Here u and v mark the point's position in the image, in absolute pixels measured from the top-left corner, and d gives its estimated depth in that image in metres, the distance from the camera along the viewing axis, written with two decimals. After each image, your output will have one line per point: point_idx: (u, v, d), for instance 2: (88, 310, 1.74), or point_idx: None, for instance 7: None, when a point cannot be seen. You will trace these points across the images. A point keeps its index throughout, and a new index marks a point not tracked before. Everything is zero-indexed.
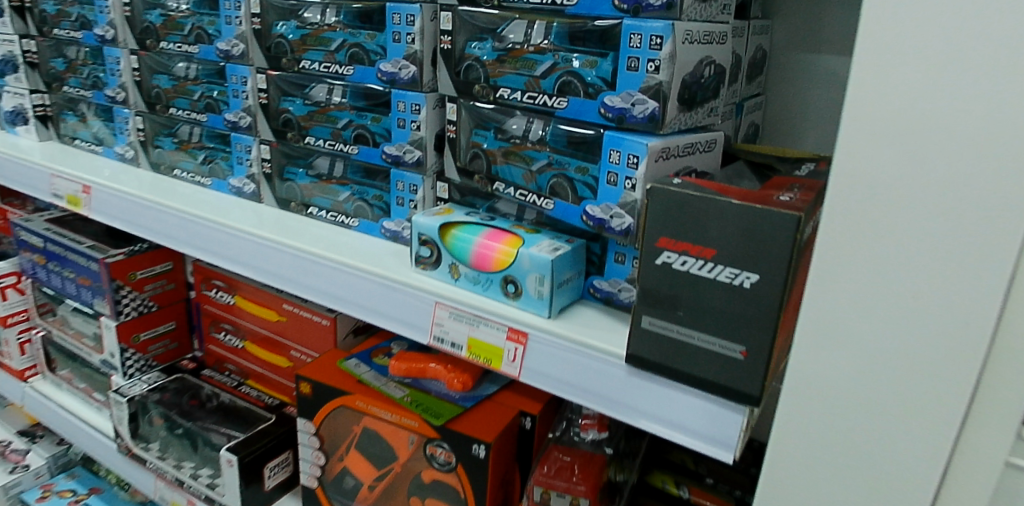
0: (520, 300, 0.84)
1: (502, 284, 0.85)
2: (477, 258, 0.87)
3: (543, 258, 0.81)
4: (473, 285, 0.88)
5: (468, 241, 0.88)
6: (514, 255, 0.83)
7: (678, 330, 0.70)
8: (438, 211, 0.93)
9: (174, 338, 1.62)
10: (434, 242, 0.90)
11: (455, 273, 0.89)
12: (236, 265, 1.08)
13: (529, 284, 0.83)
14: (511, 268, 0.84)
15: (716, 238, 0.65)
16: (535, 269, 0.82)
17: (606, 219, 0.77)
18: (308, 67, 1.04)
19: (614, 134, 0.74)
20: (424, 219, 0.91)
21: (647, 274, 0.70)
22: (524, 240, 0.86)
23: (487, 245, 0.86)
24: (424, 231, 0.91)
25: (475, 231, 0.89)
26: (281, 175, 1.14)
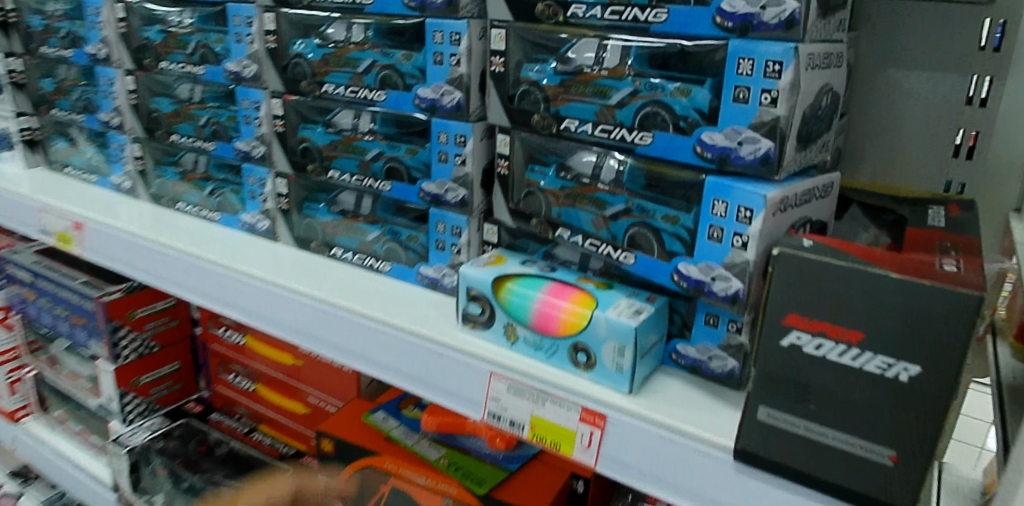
0: (592, 372, 0.71)
1: (571, 352, 0.72)
2: (539, 319, 0.73)
3: (624, 324, 0.68)
4: (535, 351, 0.75)
5: (528, 297, 0.74)
6: (587, 319, 0.70)
7: (807, 425, 0.57)
8: (488, 261, 0.80)
9: (179, 378, 1.49)
10: (486, 299, 0.77)
11: (512, 335, 0.76)
12: (242, 314, 0.95)
13: (607, 355, 0.70)
14: (583, 335, 0.70)
15: (865, 320, 0.52)
16: (614, 338, 0.69)
17: (705, 280, 0.63)
18: (331, 91, 0.90)
19: (717, 180, 0.61)
20: (474, 271, 0.78)
21: (767, 357, 0.57)
22: (597, 298, 0.72)
23: (552, 303, 0.73)
24: (474, 285, 0.78)
25: (535, 286, 0.76)
26: (299, 210, 1.01)
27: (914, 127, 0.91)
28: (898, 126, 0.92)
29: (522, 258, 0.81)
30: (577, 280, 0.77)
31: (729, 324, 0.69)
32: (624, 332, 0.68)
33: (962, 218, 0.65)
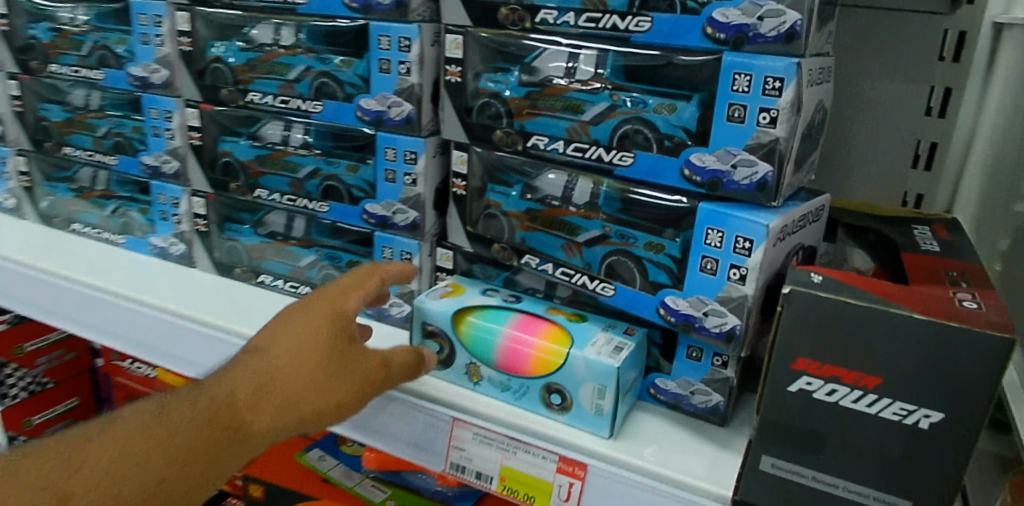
0: (567, 415, 0.65)
1: (543, 394, 0.65)
2: (506, 357, 0.66)
3: (605, 365, 0.61)
4: (501, 392, 0.67)
5: (492, 333, 0.66)
6: (563, 358, 0.63)
7: (816, 475, 0.52)
8: (445, 291, 0.71)
9: (78, 416, 1.33)
10: (445, 335, 0.68)
11: (475, 374, 0.68)
12: (146, 352, 0.82)
13: (585, 397, 0.63)
14: (559, 375, 0.63)
15: (885, 363, 0.48)
16: (594, 379, 0.62)
17: (696, 315, 0.57)
18: (257, 100, 0.80)
19: (711, 207, 0.55)
20: (429, 305, 0.69)
21: (772, 403, 0.52)
22: (570, 333, 0.65)
23: (520, 340, 0.65)
24: (430, 319, 0.69)
25: (500, 318, 0.68)
26: (220, 231, 0.90)
27: (876, 138, 0.88)
28: (860, 136, 0.88)
29: (483, 287, 0.72)
30: (546, 310, 0.69)
31: (714, 358, 0.64)
32: (606, 373, 0.61)
33: (952, 241, 0.62)
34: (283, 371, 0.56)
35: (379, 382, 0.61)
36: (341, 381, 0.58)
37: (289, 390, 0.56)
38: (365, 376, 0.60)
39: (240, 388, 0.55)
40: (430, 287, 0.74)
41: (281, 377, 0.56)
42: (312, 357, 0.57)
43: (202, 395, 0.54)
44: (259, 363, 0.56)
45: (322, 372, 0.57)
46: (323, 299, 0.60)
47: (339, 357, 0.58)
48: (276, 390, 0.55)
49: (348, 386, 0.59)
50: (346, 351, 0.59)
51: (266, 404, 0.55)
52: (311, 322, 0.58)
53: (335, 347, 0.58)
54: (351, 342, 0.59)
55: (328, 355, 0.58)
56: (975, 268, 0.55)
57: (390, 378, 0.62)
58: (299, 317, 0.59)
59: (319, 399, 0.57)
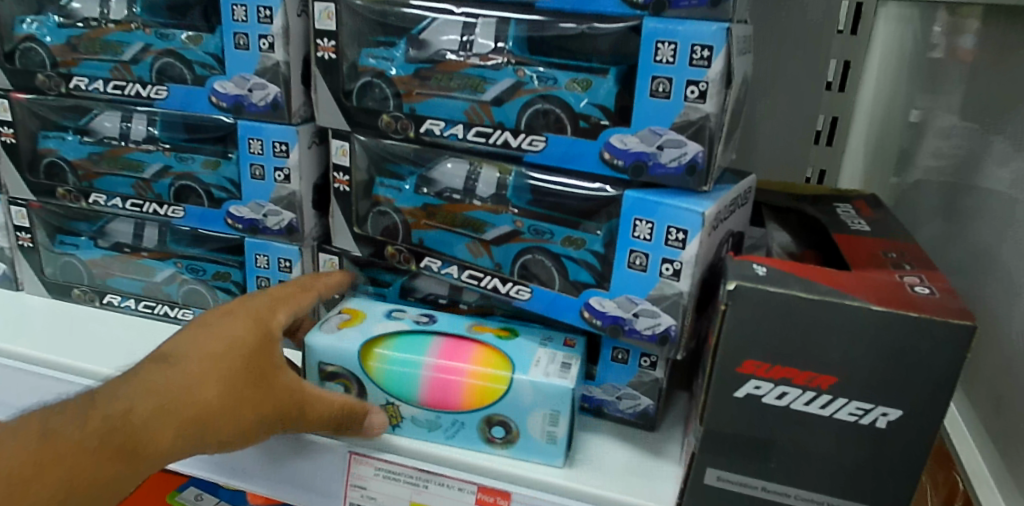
0: (512, 448, 0.55)
1: (482, 428, 0.55)
2: (433, 392, 0.55)
3: (559, 388, 0.52)
4: (429, 432, 0.56)
5: (411, 365, 0.55)
6: (507, 384, 0.53)
7: (765, 485, 0.47)
8: (343, 321, 0.59)
9: None
10: (351, 375, 0.56)
11: (393, 416, 0.56)
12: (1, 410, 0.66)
13: (535, 426, 0.54)
14: (502, 406, 0.54)
15: (841, 360, 0.43)
16: (546, 405, 0.53)
17: (625, 317, 0.51)
18: (83, 86, 0.65)
19: (638, 195, 0.49)
20: (329, 339, 0.56)
21: (718, 412, 0.46)
22: (505, 354, 0.55)
23: (447, 368, 0.54)
24: (329, 359, 0.56)
25: (420, 345, 0.56)
26: (50, 246, 0.74)
27: (779, 112, 0.85)
28: (765, 110, 0.85)
29: (388, 309, 0.61)
30: (470, 327, 0.59)
31: (641, 358, 0.58)
32: (559, 397, 0.53)
33: (877, 219, 0.59)
34: (196, 384, 0.48)
35: (305, 413, 0.53)
36: (256, 403, 0.50)
37: (198, 406, 0.47)
38: (289, 402, 0.52)
39: (142, 398, 0.46)
40: (323, 315, 0.61)
41: (189, 391, 0.47)
42: (231, 368, 0.49)
43: (97, 405, 0.45)
44: (165, 375, 0.47)
45: (239, 389, 0.49)
46: (244, 312, 0.53)
47: (263, 375, 0.51)
48: (180, 406, 0.47)
49: (266, 410, 0.51)
50: (269, 370, 0.51)
51: (175, 420, 0.46)
52: (232, 335, 0.51)
53: (257, 362, 0.51)
54: (274, 359, 0.52)
55: (250, 370, 0.50)
56: (911, 249, 0.52)
57: (318, 414, 0.53)
58: (219, 324, 0.51)
59: (232, 420, 0.49)
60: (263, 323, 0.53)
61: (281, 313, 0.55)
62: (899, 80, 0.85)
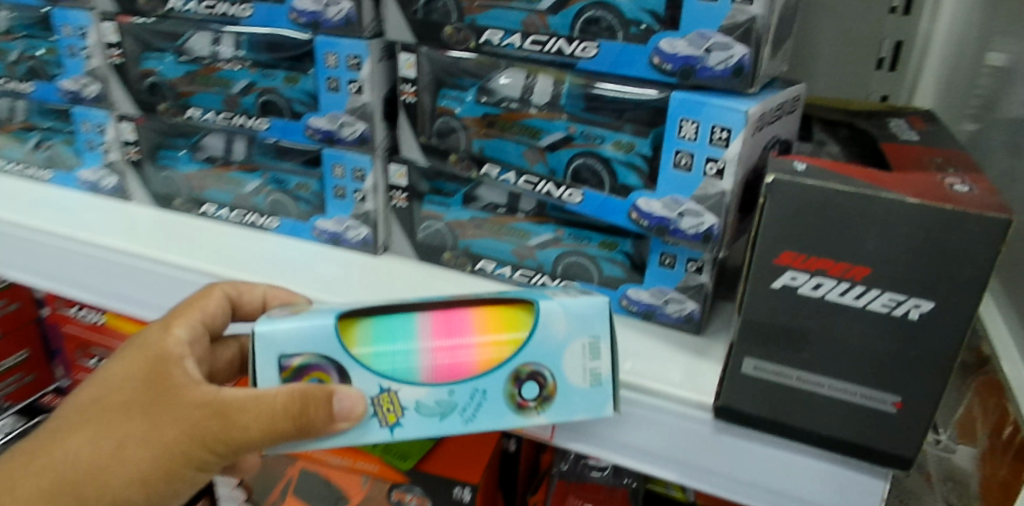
0: (547, 409, 0.51)
1: (511, 392, 0.51)
2: (437, 371, 0.50)
3: (598, 301, 0.51)
4: (441, 420, 0.50)
5: (397, 346, 0.50)
6: (525, 330, 0.51)
7: (801, 375, 0.50)
8: (298, 313, 0.53)
9: (29, 371, 1.25)
10: (324, 363, 0.50)
11: (389, 413, 0.50)
12: (122, 304, 0.73)
13: (578, 362, 0.51)
14: (526, 350, 0.50)
15: (876, 251, 0.44)
16: (582, 332, 0.51)
17: (670, 218, 0.54)
18: (178, 8, 0.72)
19: (685, 96, 0.51)
20: (294, 325, 0.50)
21: (756, 304, 0.49)
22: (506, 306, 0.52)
23: (453, 343, 0.50)
24: (291, 349, 0.50)
25: (406, 324, 0.51)
26: (153, 160, 0.82)
27: (847, 31, 0.82)
28: (834, 30, 0.83)
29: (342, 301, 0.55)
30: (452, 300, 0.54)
31: (688, 263, 0.61)
32: (589, 318, 0.51)
33: (930, 130, 0.59)
34: (71, 438, 0.51)
35: (228, 427, 0.49)
36: (151, 435, 0.50)
37: (73, 463, 0.51)
38: (203, 421, 0.49)
39: (20, 466, 0.52)
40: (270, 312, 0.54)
41: (62, 454, 0.51)
42: (104, 419, 0.51)
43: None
44: (48, 440, 0.52)
45: (116, 437, 0.50)
46: (138, 346, 0.54)
47: (154, 404, 0.51)
48: (66, 457, 0.51)
49: (170, 440, 0.50)
50: (157, 395, 0.51)
51: (66, 472, 0.51)
52: (120, 370, 0.53)
53: (143, 388, 0.51)
54: (166, 381, 0.51)
55: (131, 412, 0.51)
56: (958, 154, 0.52)
57: (248, 417, 0.48)
58: (111, 368, 0.54)
59: (120, 468, 0.50)
60: (154, 347, 0.54)
61: (181, 329, 0.56)
62: (971, 21, 0.78)
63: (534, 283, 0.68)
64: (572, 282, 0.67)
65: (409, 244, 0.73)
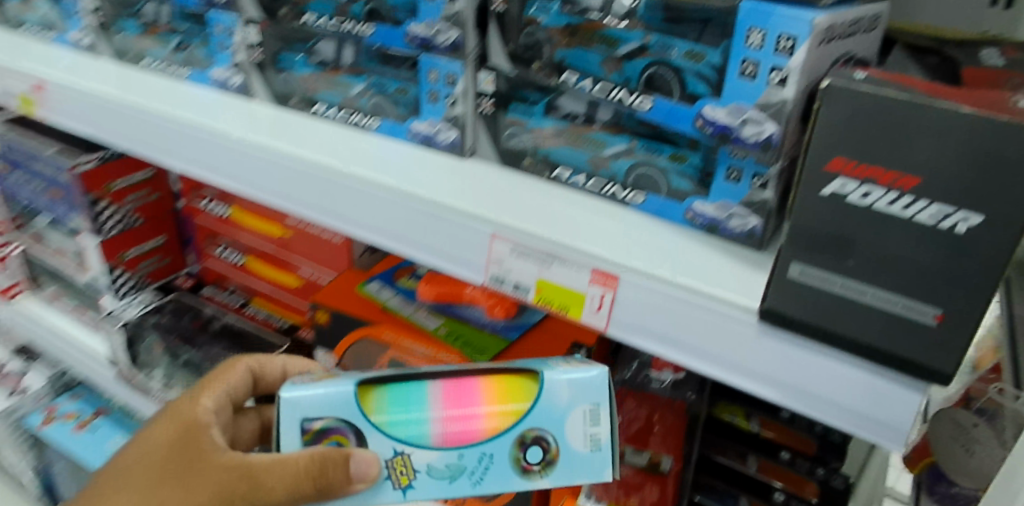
0: (549, 474, 0.64)
1: (517, 455, 0.64)
2: (449, 437, 0.63)
3: (589, 377, 0.64)
4: (451, 482, 0.63)
5: (416, 414, 0.63)
6: (529, 400, 0.64)
7: (845, 283, 0.51)
8: (321, 380, 0.65)
9: (166, 253, 1.42)
10: (344, 427, 0.63)
11: (403, 475, 0.63)
12: (243, 185, 0.84)
13: (581, 428, 0.64)
14: (531, 417, 0.64)
15: (926, 160, 0.45)
16: (585, 400, 0.64)
17: (734, 126, 0.55)
18: None
19: (754, 4, 0.52)
20: (316, 395, 0.63)
21: (805, 208, 0.50)
22: (511, 376, 0.65)
23: (463, 413, 0.64)
24: (313, 414, 0.63)
25: (419, 398, 0.64)
26: (274, 64, 0.91)
27: None
28: None
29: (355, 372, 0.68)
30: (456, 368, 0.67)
31: (753, 178, 0.62)
32: (590, 390, 0.64)
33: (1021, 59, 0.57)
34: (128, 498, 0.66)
35: (256, 488, 0.62)
36: (186, 494, 0.64)
37: None
38: (232, 480, 0.63)
39: None
40: (296, 380, 0.67)
41: None
42: (156, 478, 0.66)
43: None
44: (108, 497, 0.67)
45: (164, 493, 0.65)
46: (179, 414, 0.71)
47: (194, 467, 0.66)
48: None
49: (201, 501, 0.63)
50: (193, 462, 0.66)
51: None
52: (160, 444, 0.69)
53: (179, 456, 0.67)
54: (201, 452, 0.67)
55: (176, 473, 0.66)
56: None
57: (274, 484, 0.61)
58: (155, 436, 0.70)
59: None
60: (189, 416, 0.70)
61: (207, 400, 0.73)
62: None
63: (605, 192, 0.72)
64: (642, 192, 0.70)
65: (493, 149, 0.79)
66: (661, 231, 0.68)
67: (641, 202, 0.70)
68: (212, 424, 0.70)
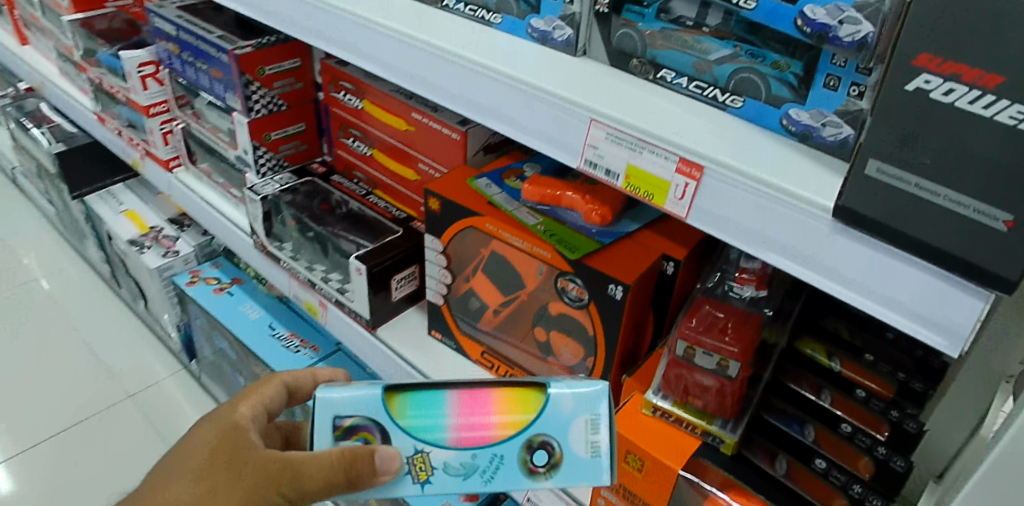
0: (554, 475, 0.74)
1: (524, 457, 0.74)
2: (463, 440, 0.74)
3: (589, 392, 0.75)
4: (465, 478, 0.74)
5: (435, 416, 0.75)
6: (534, 411, 0.75)
7: (918, 182, 0.53)
8: (355, 383, 0.79)
9: (304, 140, 1.57)
10: (370, 425, 0.76)
11: (421, 471, 0.74)
12: (373, 65, 0.94)
13: (583, 435, 0.74)
14: (536, 424, 0.74)
15: (1013, 59, 0.47)
16: (586, 411, 0.75)
17: (832, 25, 0.59)
18: None
19: None
20: (347, 396, 0.77)
21: (887, 102, 0.52)
22: (522, 387, 0.76)
23: (476, 419, 0.75)
24: (344, 412, 0.76)
25: (437, 403, 0.76)
26: None
27: None
28: None
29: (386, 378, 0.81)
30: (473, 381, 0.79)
31: (851, 87, 0.64)
32: (594, 400, 0.75)
33: None
34: (172, 489, 0.74)
35: (298, 476, 0.72)
36: (231, 484, 0.74)
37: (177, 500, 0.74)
38: (276, 469, 0.73)
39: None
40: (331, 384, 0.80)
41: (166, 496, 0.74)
42: (201, 467, 0.76)
43: None
44: (156, 486, 0.76)
45: (210, 480, 0.75)
46: (223, 415, 0.81)
47: (237, 459, 0.76)
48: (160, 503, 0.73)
49: (246, 490, 0.73)
50: (234, 456, 0.76)
51: None
52: (202, 443, 0.78)
53: (222, 451, 0.77)
54: (241, 449, 0.77)
55: (221, 462, 0.76)
56: None
57: (311, 472, 0.72)
58: (200, 436, 0.79)
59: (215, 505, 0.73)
60: (227, 419, 0.80)
61: (245, 406, 0.83)
62: None
63: (707, 95, 0.76)
64: (741, 97, 0.73)
65: (604, 49, 0.83)
66: (756, 134, 0.70)
67: (739, 106, 0.73)
68: (249, 426, 0.80)
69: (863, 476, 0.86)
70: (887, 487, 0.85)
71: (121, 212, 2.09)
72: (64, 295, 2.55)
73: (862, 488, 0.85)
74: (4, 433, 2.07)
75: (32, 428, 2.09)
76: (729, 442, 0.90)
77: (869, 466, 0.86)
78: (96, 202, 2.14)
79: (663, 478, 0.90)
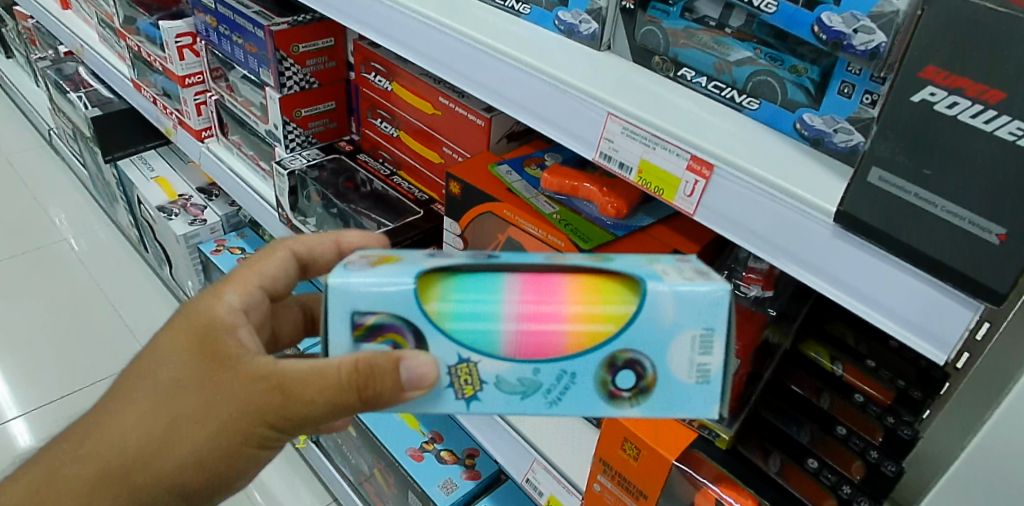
0: (639, 402, 0.66)
1: (605, 378, 0.66)
2: (526, 337, 0.64)
3: (688, 301, 0.64)
4: (525, 398, 0.66)
5: (488, 305, 0.64)
6: (619, 311, 0.64)
7: (918, 192, 0.54)
8: (375, 267, 0.66)
9: (333, 118, 1.61)
10: (399, 326, 0.65)
11: (467, 385, 0.66)
12: (401, 49, 0.97)
13: (689, 355, 0.65)
14: (624, 336, 0.65)
15: (1015, 77, 0.48)
16: (698, 326, 0.64)
17: (847, 33, 0.62)
18: None
19: None
20: (364, 288, 0.64)
21: (893, 113, 0.54)
22: (597, 276, 0.65)
23: (541, 312, 0.64)
24: (364, 309, 0.65)
25: (488, 290, 0.65)
26: None
27: None
28: None
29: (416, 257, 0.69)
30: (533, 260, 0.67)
31: (864, 95, 0.66)
32: (706, 313, 0.64)
33: None
34: (156, 403, 0.69)
35: (295, 400, 0.66)
36: (217, 402, 0.67)
37: (160, 416, 0.68)
38: (269, 392, 0.66)
39: (114, 424, 0.69)
40: (352, 261, 0.69)
41: (149, 411, 0.68)
42: (183, 382, 0.69)
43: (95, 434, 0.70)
44: (134, 396, 0.70)
45: (193, 398, 0.68)
46: (208, 314, 0.72)
47: (221, 374, 0.68)
48: (141, 420, 0.68)
49: (234, 412, 0.67)
50: (220, 371, 0.68)
51: (152, 429, 0.68)
52: (185, 351, 0.70)
53: (206, 361, 0.69)
54: (228, 361, 0.69)
55: (204, 377, 0.68)
56: None
57: (313, 396, 0.65)
58: (182, 341, 0.71)
59: (201, 425, 0.68)
60: (210, 317, 0.72)
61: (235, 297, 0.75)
62: None
63: (724, 96, 0.77)
64: (757, 99, 0.74)
65: (628, 45, 0.85)
66: (770, 136, 0.72)
67: (755, 108, 0.74)
68: (237, 324, 0.73)
69: (854, 477, 0.85)
70: (876, 489, 0.84)
71: (151, 179, 2.15)
72: (92, 256, 2.62)
73: (852, 488, 0.84)
74: (30, 385, 2.15)
75: (56, 382, 2.17)
76: (724, 437, 0.90)
77: (860, 469, 0.85)
78: (128, 168, 2.20)
79: (659, 466, 0.91)
